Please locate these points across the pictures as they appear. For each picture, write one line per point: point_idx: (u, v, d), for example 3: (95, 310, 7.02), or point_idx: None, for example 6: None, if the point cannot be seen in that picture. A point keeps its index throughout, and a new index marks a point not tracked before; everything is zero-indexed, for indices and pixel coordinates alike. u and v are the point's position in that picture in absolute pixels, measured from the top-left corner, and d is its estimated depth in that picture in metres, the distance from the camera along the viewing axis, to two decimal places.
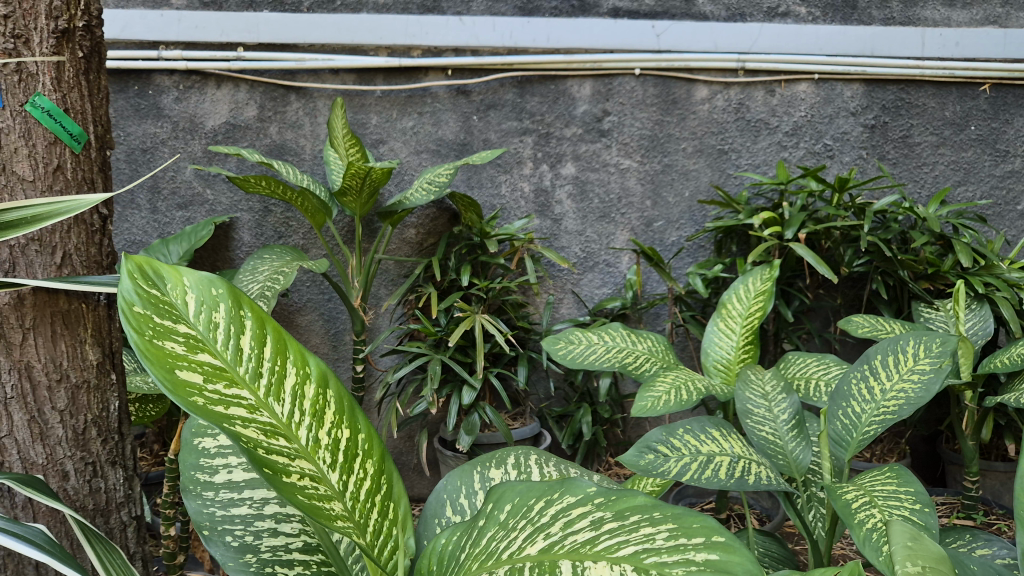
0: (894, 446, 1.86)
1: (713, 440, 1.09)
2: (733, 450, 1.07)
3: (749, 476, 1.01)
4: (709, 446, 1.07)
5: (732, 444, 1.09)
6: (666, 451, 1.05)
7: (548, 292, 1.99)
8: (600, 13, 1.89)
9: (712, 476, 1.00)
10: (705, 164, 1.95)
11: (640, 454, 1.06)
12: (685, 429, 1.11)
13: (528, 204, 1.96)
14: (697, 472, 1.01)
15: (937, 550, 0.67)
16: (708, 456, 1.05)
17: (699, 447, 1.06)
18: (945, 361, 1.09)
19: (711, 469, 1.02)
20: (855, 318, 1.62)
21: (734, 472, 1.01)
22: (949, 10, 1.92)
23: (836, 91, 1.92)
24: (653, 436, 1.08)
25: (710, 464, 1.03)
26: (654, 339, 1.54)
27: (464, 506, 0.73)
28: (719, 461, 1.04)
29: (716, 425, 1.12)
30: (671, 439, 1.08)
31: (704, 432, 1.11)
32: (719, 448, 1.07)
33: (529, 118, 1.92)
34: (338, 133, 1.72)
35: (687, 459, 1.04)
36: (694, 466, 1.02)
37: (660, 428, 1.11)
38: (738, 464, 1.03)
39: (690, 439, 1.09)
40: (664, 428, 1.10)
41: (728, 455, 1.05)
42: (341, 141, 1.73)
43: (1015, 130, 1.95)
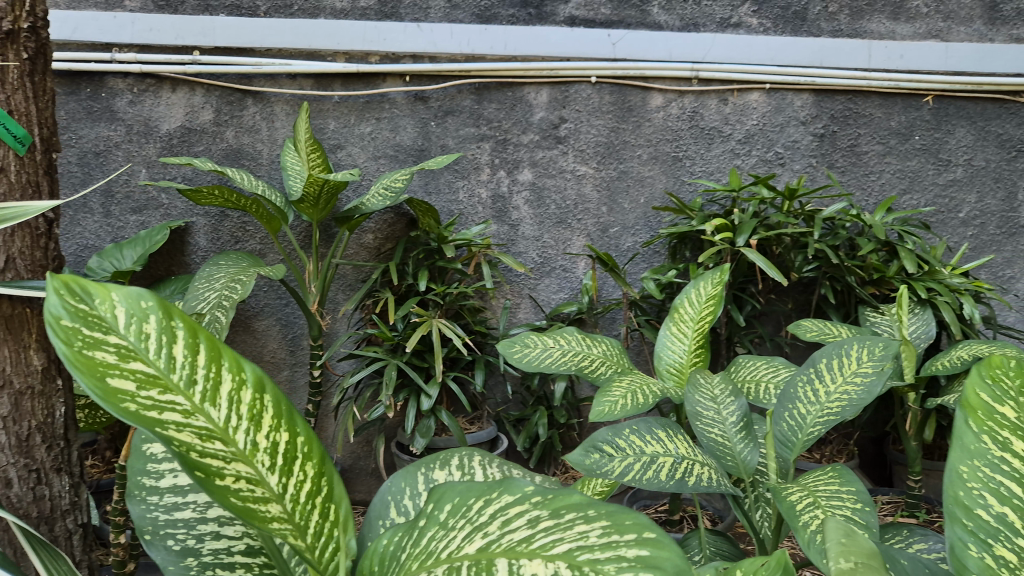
0: (843, 448, 1.90)
1: (658, 441, 1.11)
2: (677, 452, 1.09)
3: (690, 477, 1.02)
4: (653, 447, 1.09)
5: (676, 445, 1.11)
6: (610, 450, 1.07)
7: (504, 297, 2.01)
8: (556, 21, 1.92)
9: (654, 476, 1.02)
10: (660, 171, 1.98)
11: (586, 453, 1.07)
12: (631, 430, 1.13)
13: (486, 210, 1.97)
14: (639, 473, 1.03)
15: (871, 547, 0.70)
16: (651, 457, 1.07)
17: (643, 448, 1.08)
18: (886, 363, 1.12)
19: (653, 470, 1.04)
20: (804, 323, 1.65)
21: (675, 474, 1.03)
22: (893, 23, 1.97)
23: (786, 101, 1.97)
24: (598, 436, 1.10)
25: (653, 464, 1.05)
26: (608, 343, 1.56)
27: (408, 507, 0.74)
28: (663, 462, 1.06)
29: (663, 426, 1.15)
30: (616, 439, 1.10)
31: (649, 433, 1.13)
32: (663, 449, 1.09)
33: (486, 125, 1.94)
34: (301, 137, 1.74)
35: (631, 459, 1.05)
36: (636, 467, 1.04)
37: (607, 428, 1.13)
38: (681, 465, 1.05)
39: (636, 440, 1.11)
40: (611, 428, 1.12)
41: (671, 456, 1.07)
42: (303, 146, 1.74)
43: (957, 141, 2.01)
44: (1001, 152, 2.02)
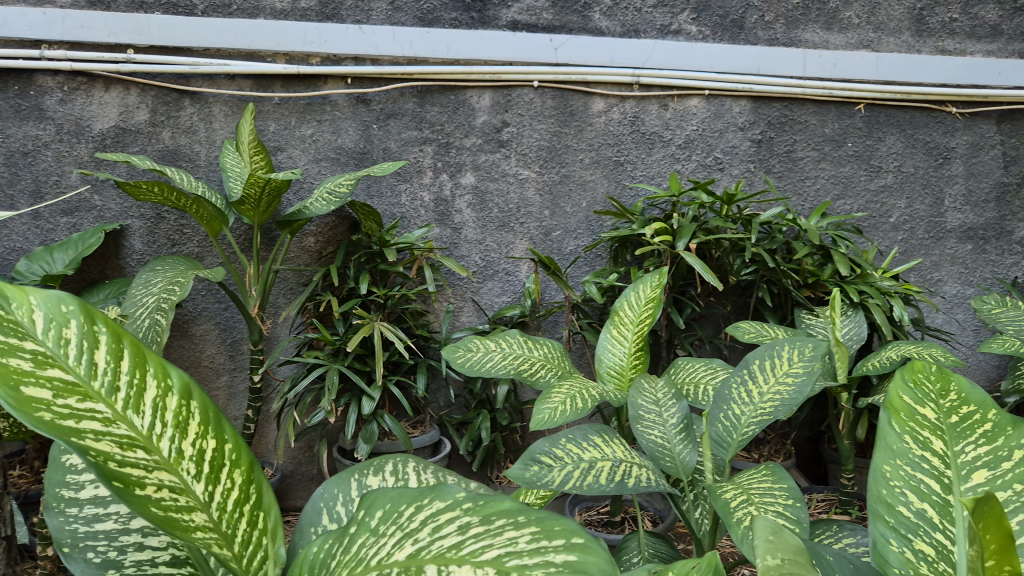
0: (781, 447, 1.92)
1: (595, 446, 1.12)
2: (614, 455, 1.10)
3: (630, 479, 1.04)
4: (591, 452, 1.10)
5: (613, 449, 1.12)
6: (549, 460, 1.07)
7: (447, 301, 2.00)
8: (498, 26, 1.92)
9: (593, 482, 1.03)
10: (602, 175, 2.00)
11: (524, 467, 1.07)
12: (567, 439, 1.13)
13: (428, 213, 1.97)
14: (579, 480, 1.03)
15: (798, 544, 0.71)
16: (590, 463, 1.07)
17: (581, 454, 1.09)
18: (816, 364, 1.15)
19: (592, 475, 1.04)
20: (742, 325, 1.67)
21: (614, 476, 1.04)
22: (826, 33, 2.02)
23: (725, 107, 2.00)
24: (536, 447, 1.10)
25: (592, 470, 1.05)
26: (548, 346, 1.57)
27: (341, 514, 0.74)
28: (601, 467, 1.06)
29: (598, 432, 1.16)
30: (553, 449, 1.09)
31: (586, 439, 1.13)
32: (600, 453, 1.10)
33: (429, 128, 1.93)
34: (244, 138, 1.74)
35: (570, 467, 1.05)
36: (576, 473, 1.04)
37: (543, 439, 1.13)
38: (619, 467, 1.06)
39: (573, 448, 1.11)
40: (547, 439, 1.12)
41: (609, 460, 1.08)
42: (245, 146, 1.75)
43: (887, 148, 2.07)
44: (928, 159, 2.09)
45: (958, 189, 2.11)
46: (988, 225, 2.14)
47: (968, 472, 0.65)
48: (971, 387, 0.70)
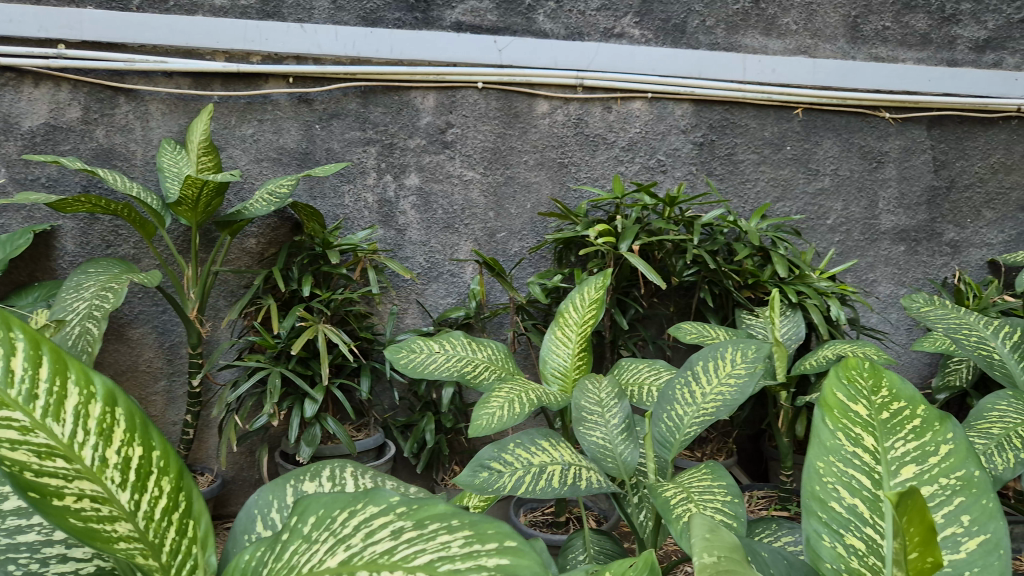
0: (723, 446, 1.94)
1: (544, 451, 1.12)
2: (563, 459, 1.10)
3: (580, 481, 1.04)
4: (540, 456, 1.10)
5: (561, 452, 1.12)
6: (499, 466, 1.07)
7: (391, 303, 1.98)
8: (443, 27, 1.91)
9: (546, 485, 1.03)
10: (546, 177, 2.00)
11: (473, 473, 1.05)
12: (515, 444, 1.12)
13: (372, 214, 1.95)
14: (531, 485, 1.03)
15: (734, 541, 0.71)
16: (541, 467, 1.07)
17: (530, 459, 1.09)
18: (758, 365, 1.17)
19: (544, 479, 1.04)
20: (684, 326, 1.69)
21: (566, 479, 1.04)
22: (766, 39, 2.06)
23: (668, 110, 2.03)
24: (483, 454, 1.09)
25: (544, 474, 1.05)
26: (493, 347, 1.57)
27: (275, 521, 0.72)
28: (552, 470, 1.07)
29: (545, 436, 1.15)
30: (503, 454, 1.09)
31: (534, 444, 1.13)
32: (549, 457, 1.10)
33: (372, 129, 1.91)
34: (195, 139, 1.71)
35: (520, 472, 1.05)
36: (527, 478, 1.04)
37: (490, 445, 1.12)
38: (569, 471, 1.07)
39: (522, 453, 1.10)
40: (495, 445, 1.12)
41: (559, 464, 1.08)
42: (196, 146, 1.71)
43: (824, 151, 2.12)
44: (863, 163, 2.15)
45: (891, 192, 2.17)
46: (920, 227, 2.21)
47: (897, 467, 0.67)
48: (902, 384, 0.71)
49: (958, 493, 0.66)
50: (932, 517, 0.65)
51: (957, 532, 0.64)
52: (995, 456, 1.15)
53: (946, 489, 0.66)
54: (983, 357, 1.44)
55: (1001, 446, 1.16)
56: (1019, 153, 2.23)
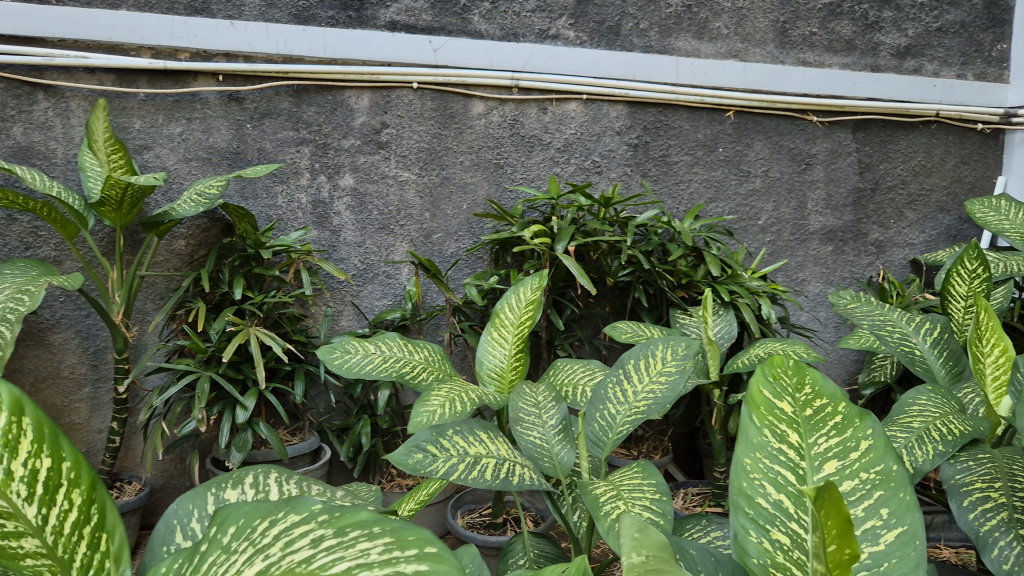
0: (659, 444, 1.96)
1: (480, 442, 1.11)
2: (498, 453, 1.10)
3: (513, 477, 1.04)
4: (476, 448, 1.10)
5: (498, 446, 1.12)
6: (435, 450, 1.07)
7: (326, 305, 1.95)
8: (377, 26, 1.89)
9: (478, 477, 1.02)
10: (482, 177, 2.00)
11: (409, 455, 1.05)
12: (454, 431, 1.12)
13: (306, 215, 1.91)
14: (464, 473, 1.03)
15: (661, 539, 0.70)
16: (475, 458, 1.07)
17: (466, 449, 1.08)
18: (687, 363, 1.18)
19: (477, 471, 1.04)
20: (620, 326, 1.71)
21: (499, 474, 1.04)
22: (698, 42, 2.10)
23: (602, 111, 2.05)
24: (421, 436, 1.09)
25: (477, 465, 1.05)
26: (429, 349, 1.56)
27: (196, 531, 0.70)
28: (486, 463, 1.06)
29: (483, 428, 1.15)
30: (440, 440, 1.09)
31: (472, 434, 1.13)
32: (485, 450, 1.10)
33: (305, 128, 1.88)
34: (99, 137, 1.63)
35: (455, 460, 1.05)
36: (460, 467, 1.04)
37: (429, 429, 1.12)
38: (504, 465, 1.07)
39: (459, 441, 1.10)
40: (434, 429, 1.11)
41: (493, 458, 1.08)
42: (101, 146, 1.64)
43: (755, 153, 2.17)
44: (792, 165, 2.20)
45: (819, 193, 2.23)
46: (847, 227, 2.27)
47: (820, 463, 0.68)
48: (824, 381, 0.70)
49: (877, 487, 0.67)
50: (853, 511, 0.67)
51: (876, 524, 0.66)
52: (916, 448, 1.18)
53: (866, 483, 0.67)
54: (905, 353, 1.49)
55: (921, 439, 1.20)
56: (938, 157, 2.32)
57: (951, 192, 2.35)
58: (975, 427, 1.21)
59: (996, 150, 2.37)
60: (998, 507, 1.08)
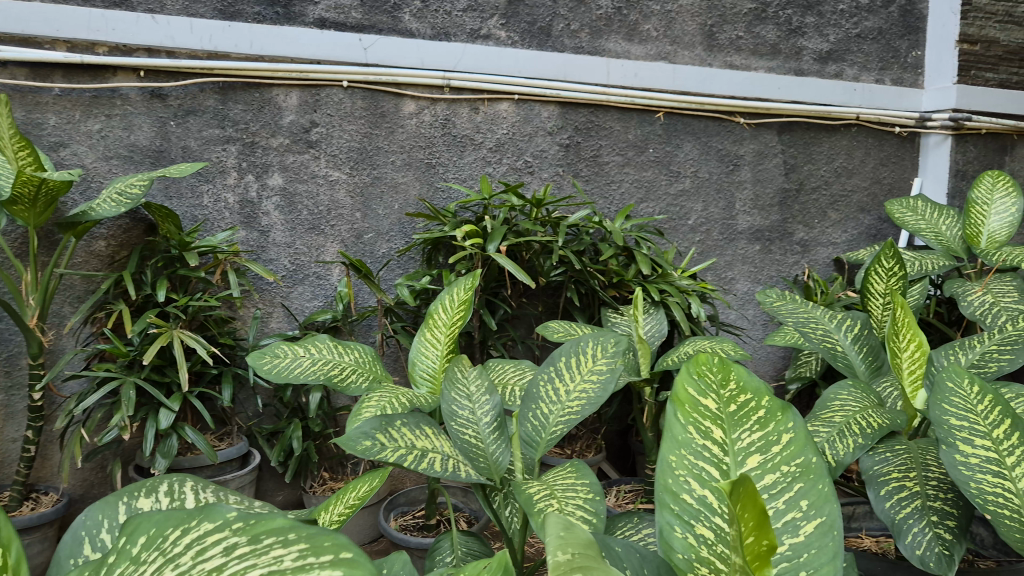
0: (592, 443, 1.97)
1: (426, 436, 1.12)
2: (444, 449, 1.10)
3: (459, 472, 1.06)
4: (423, 441, 1.10)
5: (442, 442, 1.12)
6: (383, 439, 1.06)
7: (254, 306, 1.91)
8: (306, 23, 1.86)
9: (428, 469, 1.04)
10: (414, 177, 1.99)
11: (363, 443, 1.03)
12: (401, 423, 1.12)
13: (233, 215, 1.87)
14: (412, 464, 1.03)
15: (586, 537, 0.67)
16: (422, 451, 1.07)
17: (414, 442, 1.08)
18: (618, 361, 1.20)
19: (425, 463, 1.05)
20: (551, 325, 1.72)
21: (446, 467, 1.06)
22: (628, 44, 2.13)
23: (534, 112, 2.06)
24: (369, 424, 1.08)
25: (424, 458, 1.06)
26: (360, 351, 1.54)
27: (105, 542, 0.68)
28: (432, 457, 1.07)
29: (429, 424, 1.15)
30: (388, 429, 1.08)
31: (418, 427, 1.12)
32: (431, 445, 1.10)
33: (232, 126, 1.84)
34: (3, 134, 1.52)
35: (403, 451, 1.05)
36: (409, 458, 1.04)
37: (377, 417, 1.11)
38: (449, 461, 1.08)
39: (407, 433, 1.10)
40: (382, 418, 1.10)
41: (440, 453, 1.09)
42: (7, 143, 1.53)
43: (684, 155, 2.21)
44: (721, 165, 2.25)
45: (747, 193, 2.29)
46: (773, 227, 2.33)
47: (743, 458, 0.69)
48: (748, 376, 0.71)
49: (797, 480, 0.69)
50: (775, 504, 0.68)
51: (796, 516, 0.68)
52: (837, 443, 1.21)
53: (787, 476, 0.69)
54: (828, 350, 1.53)
55: (842, 433, 1.23)
56: (859, 159, 2.40)
57: (871, 193, 2.43)
58: (893, 420, 1.25)
59: (912, 152, 2.46)
60: (912, 496, 1.12)
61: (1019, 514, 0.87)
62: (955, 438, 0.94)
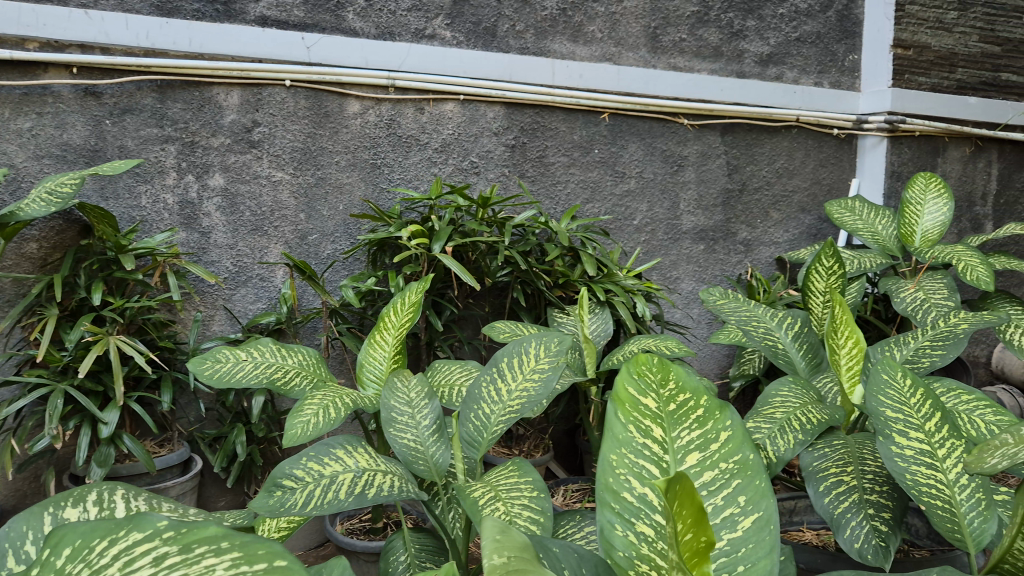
0: (540, 442, 1.97)
1: (337, 460, 1.06)
2: (357, 466, 1.05)
3: (371, 489, 0.99)
4: (333, 466, 1.04)
5: (356, 459, 1.07)
6: (291, 483, 0.99)
7: (195, 309, 1.87)
8: (247, 20, 1.84)
9: (335, 497, 0.97)
10: (358, 177, 1.97)
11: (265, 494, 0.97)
12: (308, 456, 1.05)
13: (172, 216, 1.82)
14: (321, 498, 0.97)
15: (521, 539, 0.68)
16: (331, 478, 1.01)
17: (321, 471, 1.02)
18: (560, 359, 1.20)
19: (334, 491, 0.98)
20: (498, 325, 1.72)
21: (355, 490, 0.99)
22: (573, 45, 2.15)
23: (479, 112, 2.05)
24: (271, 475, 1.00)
25: (333, 486, 0.99)
26: (303, 353, 1.52)
27: (28, 554, 0.65)
28: (342, 481, 1.01)
29: (342, 444, 1.09)
30: (293, 470, 1.01)
31: (328, 453, 1.06)
32: (342, 466, 1.04)
33: (171, 125, 1.80)
34: None
35: (311, 487, 0.98)
36: (318, 492, 0.97)
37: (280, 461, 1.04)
38: (362, 478, 1.02)
39: (315, 465, 1.03)
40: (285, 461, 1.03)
41: (351, 472, 1.03)
42: None
43: (629, 156, 2.23)
44: (665, 166, 2.28)
45: (691, 193, 2.32)
46: (716, 227, 2.36)
47: (682, 456, 0.69)
48: (687, 375, 0.70)
49: (735, 476, 0.70)
50: (713, 500, 0.69)
51: (734, 512, 0.69)
52: (778, 438, 1.23)
53: (725, 473, 0.70)
54: (769, 347, 1.56)
55: (783, 429, 1.25)
56: (799, 159, 2.45)
57: (811, 194, 2.49)
58: (832, 415, 1.28)
59: (850, 154, 2.52)
60: (850, 490, 1.15)
61: (950, 504, 0.89)
62: (891, 430, 0.97)
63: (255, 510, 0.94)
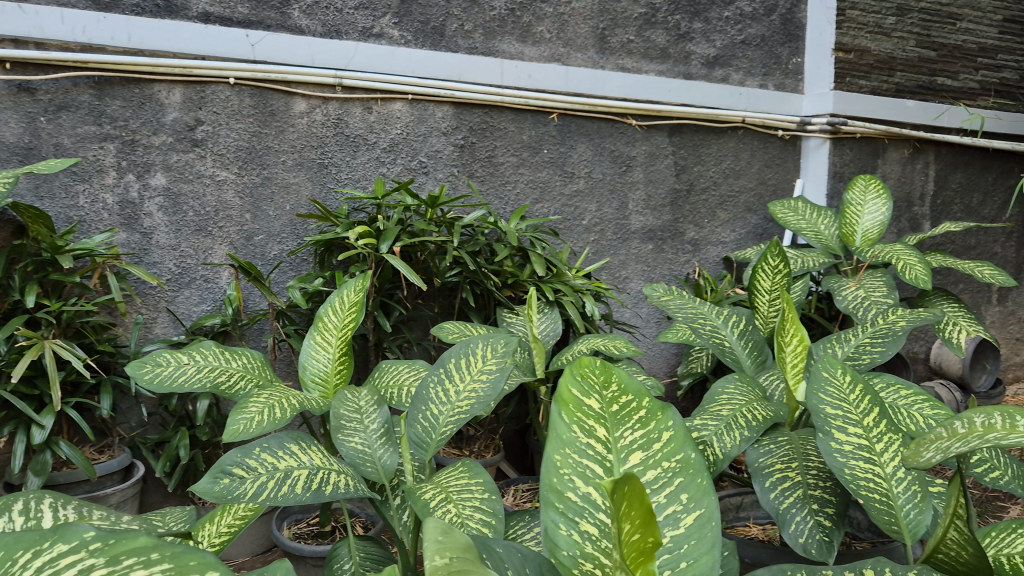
0: (490, 442, 1.97)
1: (291, 455, 1.05)
2: (311, 463, 1.04)
3: (330, 485, 0.99)
4: (287, 461, 1.02)
5: (310, 456, 1.06)
6: (240, 472, 0.97)
7: (137, 312, 1.83)
8: (189, 16, 1.81)
9: (290, 491, 0.96)
10: (305, 177, 1.95)
11: (213, 479, 0.95)
12: (261, 448, 1.04)
13: (112, 216, 1.78)
14: (274, 491, 0.95)
15: (464, 540, 0.67)
16: (286, 472, 1.00)
17: (275, 465, 1.00)
18: (507, 360, 1.20)
19: (288, 485, 0.97)
20: (447, 326, 1.71)
21: (312, 485, 0.98)
22: (521, 46, 2.15)
23: (428, 112, 2.05)
24: (221, 462, 0.98)
25: (288, 479, 0.98)
26: (248, 356, 1.50)
27: None
28: (297, 476, 1.00)
29: (293, 440, 1.08)
30: (245, 460, 1.00)
31: (280, 448, 1.05)
32: (297, 462, 1.03)
33: (110, 123, 1.76)
34: None
35: (264, 479, 0.97)
36: (271, 484, 0.96)
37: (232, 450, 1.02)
38: (318, 475, 1.01)
39: (267, 458, 1.02)
40: (238, 449, 1.02)
41: (306, 468, 1.02)
42: None
43: (577, 156, 2.24)
44: (613, 166, 2.29)
45: (639, 193, 2.34)
46: (664, 227, 2.39)
47: (626, 455, 0.69)
48: (629, 378, 0.71)
49: (678, 475, 0.70)
50: (656, 498, 0.69)
51: (676, 509, 0.69)
52: (724, 436, 1.25)
53: (668, 472, 0.70)
54: (716, 346, 1.58)
55: (729, 426, 1.27)
56: (745, 160, 2.49)
57: (757, 194, 2.53)
58: (776, 412, 1.30)
59: (794, 155, 2.57)
60: (794, 486, 1.17)
61: (888, 497, 0.92)
62: (830, 426, 0.98)
63: (202, 496, 0.92)
